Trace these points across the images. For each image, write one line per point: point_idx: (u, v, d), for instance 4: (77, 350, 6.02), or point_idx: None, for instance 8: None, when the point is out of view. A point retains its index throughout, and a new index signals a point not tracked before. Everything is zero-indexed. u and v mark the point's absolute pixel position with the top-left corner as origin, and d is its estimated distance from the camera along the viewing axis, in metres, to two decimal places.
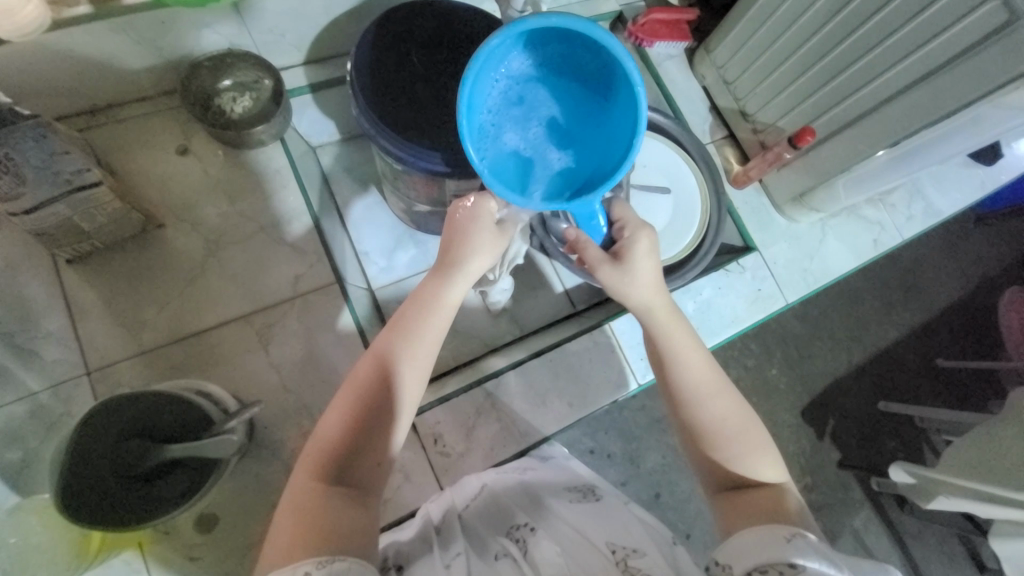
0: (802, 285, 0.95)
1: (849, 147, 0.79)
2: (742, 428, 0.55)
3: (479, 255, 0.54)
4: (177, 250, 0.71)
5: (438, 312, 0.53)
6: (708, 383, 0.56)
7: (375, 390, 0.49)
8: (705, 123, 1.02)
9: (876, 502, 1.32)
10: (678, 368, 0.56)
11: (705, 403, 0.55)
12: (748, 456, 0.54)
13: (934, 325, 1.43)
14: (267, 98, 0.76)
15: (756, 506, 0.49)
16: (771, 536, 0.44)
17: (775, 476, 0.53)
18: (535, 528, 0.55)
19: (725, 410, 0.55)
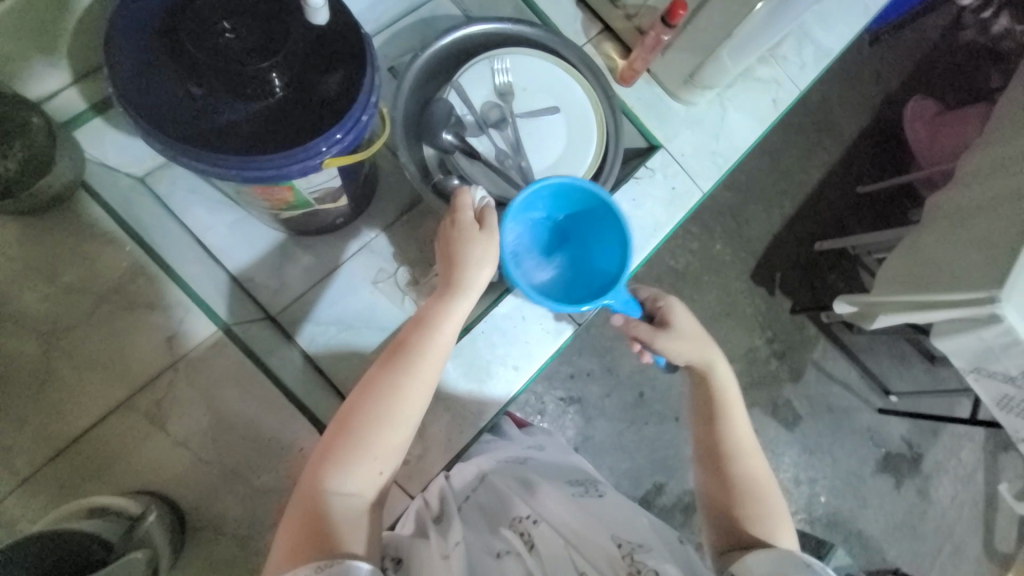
0: (714, 169, 0.91)
1: (725, 11, 0.72)
2: (764, 493, 0.63)
3: (481, 266, 0.61)
4: (9, 357, 0.60)
5: (444, 325, 0.60)
6: (751, 446, 0.67)
7: (377, 390, 0.56)
8: (575, 21, 0.90)
9: (829, 333, 1.42)
10: (727, 424, 0.67)
11: (747, 459, 0.66)
12: (776, 516, 0.62)
13: (850, 156, 1.46)
14: (43, 141, 0.60)
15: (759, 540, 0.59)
16: (788, 560, 0.53)
17: (785, 535, 0.61)
18: (538, 520, 0.59)
19: (758, 481, 0.64)
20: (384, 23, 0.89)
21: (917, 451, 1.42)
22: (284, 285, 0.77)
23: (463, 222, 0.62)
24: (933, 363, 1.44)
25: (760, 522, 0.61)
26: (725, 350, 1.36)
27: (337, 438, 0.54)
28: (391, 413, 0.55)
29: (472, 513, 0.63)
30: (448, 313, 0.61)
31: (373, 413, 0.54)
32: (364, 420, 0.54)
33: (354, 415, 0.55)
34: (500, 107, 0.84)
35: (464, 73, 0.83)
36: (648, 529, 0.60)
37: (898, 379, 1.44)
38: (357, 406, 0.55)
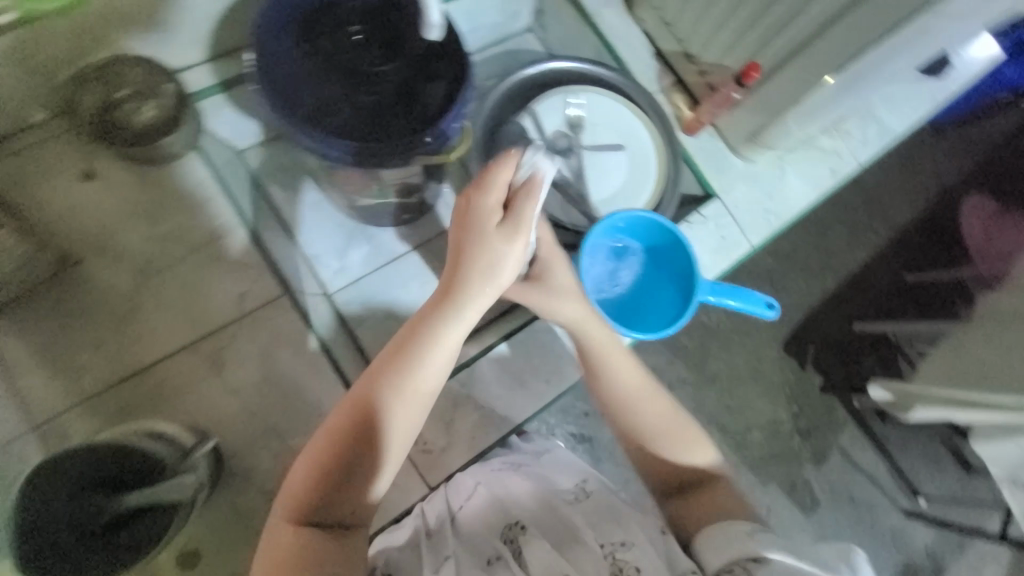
0: (765, 225, 0.94)
1: (796, 81, 0.76)
2: (673, 429, 0.61)
3: (498, 270, 0.52)
4: (103, 284, 0.66)
5: (446, 334, 0.52)
6: (638, 386, 0.62)
7: (364, 417, 0.50)
8: (650, 70, 0.96)
9: (860, 417, 1.36)
10: (606, 373, 0.62)
11: (640, 402, 0.61)
12: (677, 448, 0.61)
13: (900, 242, 1.45)
14: (172, 104, 0.69)
15: (698, 510, 0.57)
16: (733, 532, 0.51)
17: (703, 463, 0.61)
18: (525, 526, 0.60)
19: (670, 425, 0.61)
20: (472, 49, 0.97)
21: (940, 562, 1.33)
22: None
23: (485, 205, 0.52)
24: (966, 470, 1.37)
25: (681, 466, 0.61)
26: (746, 415, 1.33)
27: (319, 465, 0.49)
28: (378, 437, 0.50)
29: (471, 529, 0.63)
30: (441, 324, 0.52)
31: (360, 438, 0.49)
32: (351, 446, 0.49)
33: (338, 441, 0.49)
34: (568, 137, 0.91)
35: (540, 102, 0.90)
36: (636, 532, 0.56)
37: (927, 480, 1.37)
38: (340, 430, 0.50)
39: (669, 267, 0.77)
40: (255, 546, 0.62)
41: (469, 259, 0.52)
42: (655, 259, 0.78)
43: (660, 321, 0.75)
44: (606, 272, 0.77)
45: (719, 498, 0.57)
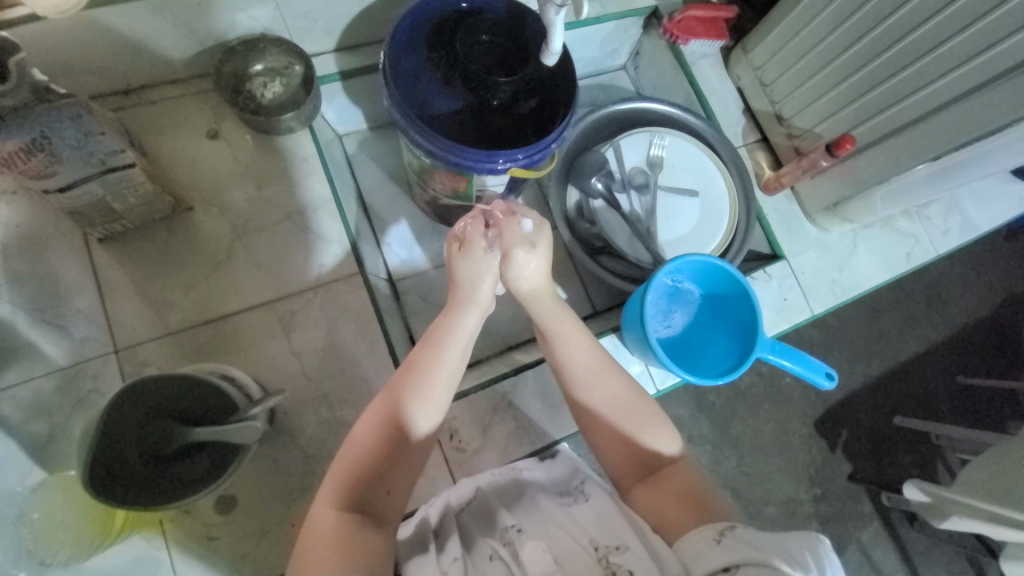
0: (829, 296, 0.92)
1: (891, 157, 0.77)
2: (633, 410, 0.61)
3: (478, 280, 0.58)
4: (205, 233, 0.72)
5: (450, 345, 0.57)
6: (596, 371, 0.62)
7: (392, 425, 0.54)
8: (737, 125, 0.98)
9: (885, 517, 1.26)
10: (565, 357, 0.62)
11: (595, 390, 0.61)
12: (644, 434, 0.60)
13: (958, 341, 1.38)
14: (297, 84, 0.75)
15: (669, 508, 0.55)
16: (703, 540, 0.49)
17: (671, 453, 0.60)
18: (523, 530, 0.55)
19: (633, 410, 0.60)
20: None
21: None
22: (411, 257, 0.85)
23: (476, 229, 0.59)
24: None
25: (647, 454, 0.59)
26: (768, 491, 1.22)
27: (352, 466, 0.53)
28: (408, 438, 0.54)
29: (469, 525, 0.60)
30: (453, 332, 0.58)
31: (391, 437, 0.53)
32: (384, 445, 0.53)
33: (372, 440, 0.53)
34: (646, 174, 0.92)
35: (625, 137, 0.92)
36: (630, 531, 0.53)
37: None
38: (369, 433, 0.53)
39: (731, 319, 0.77)
40: (289, 503, 0.65)
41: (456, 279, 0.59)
42: (716, 306, 0.79)
43: (714, 371, 0.75)
44: (666, 314, 0.78)
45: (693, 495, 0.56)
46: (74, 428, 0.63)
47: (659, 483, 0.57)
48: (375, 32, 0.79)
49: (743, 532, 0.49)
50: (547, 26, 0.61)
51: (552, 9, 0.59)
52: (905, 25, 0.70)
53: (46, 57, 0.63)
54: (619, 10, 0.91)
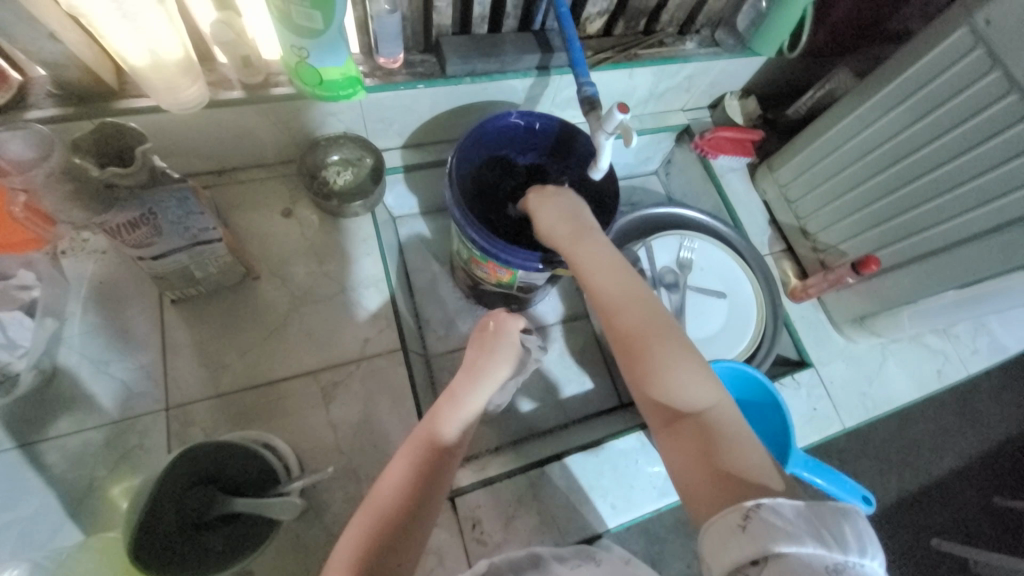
0: (861, 409, 0.91)
1: (916, 280, 0.81)
2: (660, 343, 0.56)
3: (502, 360, 0.64)
4: (265, 301, 0.78)
5: (466, 414, 0.60)
6: (623, 299, 0.59)
7: (414, 487, 0.54)
8: (764, 234, 1.04)
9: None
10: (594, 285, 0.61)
11: (619, 315, 0.59)
12: (674, 369, 0.54)
13: (996, 460, 1.31)
14: (367, 175, 0.85)
15: (690, 467, 0.50)
16: (726, 526, 0.43)
17: (702, 401, 0.53)
18: None
19: (658, 353, 0.55)
20: None
21: None
22: (447, 335, 0.88)
23: (509, 323, 0.66)
24: None
25: (673, 396, 0.53)
26: None
27: (369, 523, 0.52)
28: (430, 498, 0.55)
29: None
30: (469, 407, 0.60)
31: (415, 495, 0.54)
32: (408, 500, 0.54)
33: (394, 501, 0.53)
34: (675, 274, 0.97)
35: (657, 238, 0.98)
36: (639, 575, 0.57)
37: None
38: (394, 485, 0.54)
39: (764, 431, 0.79)
40: None
41: (478, 355, 0.64)
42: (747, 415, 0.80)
43: None
44: None
45: (710, 456, 0.49)
46: (112, 484, 0.64)
47: (682, 436, 0.51)
48: (439, 135, 0.89)
49: (769, 512, 0.42)
50: (597, 147, 0.69)
51: (603, 135, 0.67)
52: (925, 163, 0.77)
53: (163, 144, 0.74)
54: (655, 126, 1.02)
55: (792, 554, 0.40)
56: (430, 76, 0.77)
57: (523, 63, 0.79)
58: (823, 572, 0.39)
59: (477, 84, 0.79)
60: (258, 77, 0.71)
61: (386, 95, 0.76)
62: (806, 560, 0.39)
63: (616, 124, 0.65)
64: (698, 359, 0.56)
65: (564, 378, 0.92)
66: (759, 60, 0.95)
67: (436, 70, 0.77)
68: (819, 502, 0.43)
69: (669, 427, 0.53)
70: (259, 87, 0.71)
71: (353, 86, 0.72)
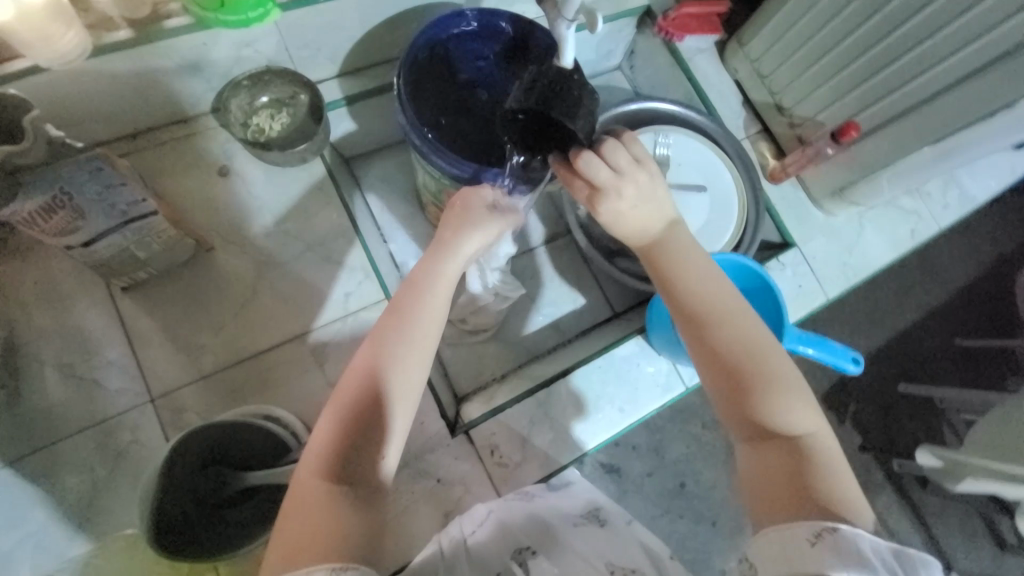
0: (842, 279, 0.94)
1: (894, 142, 0.80)
2: (764, 370, 0.52)
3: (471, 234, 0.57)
4: (228, 272, 0.72)
5: (435, 295, 0.53)
6: (729, 311, 0.54)
7: (376, 381, 0.48)
8: (739, 118, 0.99)
9: (897, 484, 1.29)
10: (690, 294, 0.55)
11: (726, 329, 0.53)
12: (776, 397, 0.51)
13: (955, 305, 1.40)
14: (305, 114, 0.73)
15: (778, 480, 0.48)
16: (792, 537, 0.44)
17: (803, 426, 0.51)
18: (537, 551, 0.51)
19: (762, 377, 0.52)
20: None
21: None
22: None
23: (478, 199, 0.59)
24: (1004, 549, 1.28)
25: (770, 414, 0.51)
26: None
27: (340, 408, 0.48)
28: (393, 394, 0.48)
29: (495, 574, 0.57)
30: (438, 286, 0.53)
31: (366, 419, 0.48)
32: (360, 425, 0.47)
33: (357, 389, 0.48)
34: None
35: None
36: (647, 563, 0.51)
37: (963, 556, 1.28)
38: (363, 374, 0.48)
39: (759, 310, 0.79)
40: None
41: (446, 232, 0.57)
42: None
43: None
44: None
45: (799, 475, 0.48)
46: (116, 481, 0.62)
47: (772, 449, 0.50)
48: (377, 55, 0.78)
49: (845, 539, 0.42)
50: (558, 40, 0.61)
51: (563, 24, 0.59)
52: (898, 15, 0.72)
53: (54, 110, 0.62)
54: (613, 12, 0.91)
55: None
56: None
57: None
58: None
59: None
60: (144, 10, 0.58)
61: (305, 12, 0.65)
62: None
63: (576, 9, 0.57)
64: (801, 383, 0.53)
65: (555, 299, 0.91)
66: None
67: None
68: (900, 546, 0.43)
69: (754, 440, 0.51)
70: (149, 23, 0.59)
71: (264, 5, 0.59)
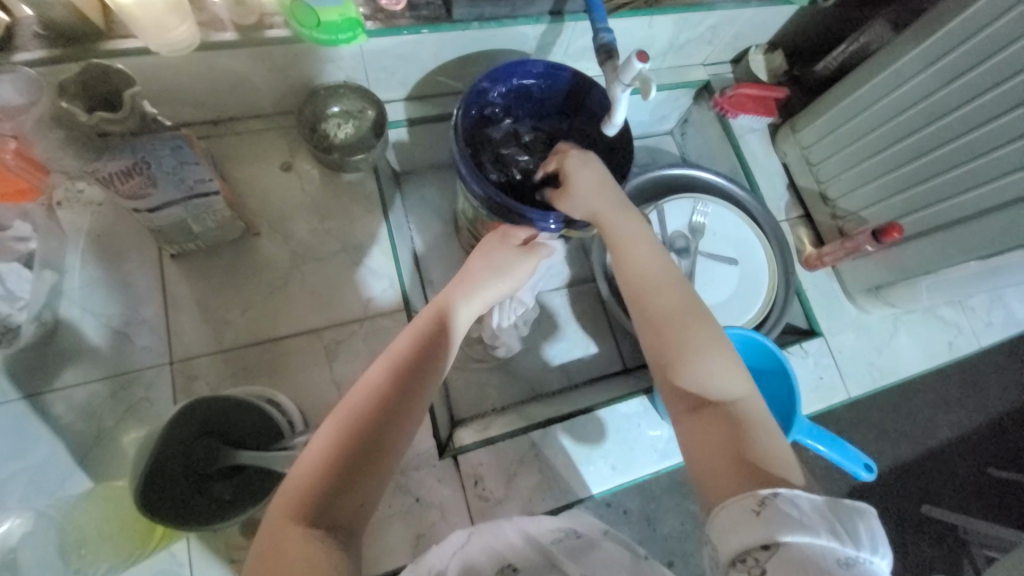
0: (867, 379, 0.90)
1: (936, 251, 0.79)
2: (688, 332, 0.54)
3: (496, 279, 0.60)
4: (267, 258, 0.76)
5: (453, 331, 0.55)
6: (657, 282, 0.58)
7: (390, 396, 0.48)
8: (781, 200, 1.00)
9: None
10: (626, 266, 0.60)
11: (648, 298, 0.57)
12: (700, 361, 0.53)
13: (993, 432, 1.31)
14: (368, 128, 0.80)
15: (715, 455, 0.48)
16: (739, 509, 0.42)
17: (730, 390, 0.51)
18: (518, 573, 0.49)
19: (689, 341, 0.54)
20: None
21: None
22: None
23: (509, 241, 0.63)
24: None
25: (701, 382, 0.52)
26: None
27: (343, 426, 0.46)
28: (401, 412, 0.48)
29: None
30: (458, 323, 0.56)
31: (388, 409, 0.47)
32: (381, 411, 0.47)
33: (369, 404, 0.47)
34: (687, 239, 0.94)
35: (669, 202, 0.94)
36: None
37: None
38: (371, 390, 0.48)
39: (769, 395, 0.79)
40: None
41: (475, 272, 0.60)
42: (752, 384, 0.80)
43: None
44: None
45: (734, 444, 0.48)
46: (120, 433, 0.65)
47: (706, 420, 0.50)
48: (444, 86, 0.84)
49: (787, 502, 0.41)
50: (612, 100, 0.65)
51: (619, 87, 0.63)
52: (955, 129, 0.72)
53: (154, 89, 0.70)
54: (670, 82, 0.95)
55: (806, 540, 0.39)
56: (435, 20, 0.71)
57: (535, 7, 0.73)
58: (835, 565, 0.38)
59: (486, 29, 0.73)
60: (251, 18, 0.66)
61: (387, 41, 0.71)
62: (820, 551, 0.39)
63: (634, 76, 0.61)
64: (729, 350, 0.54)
65: (569, 342, 0.91)
66: (790, 9, 0.88)
67: (441, 13, 0.71)
68: (835, 499, 0.43)
69: (692, 412, 0.51)
70: (252, 29, 0.66)
71: (354, 29, 0.66)
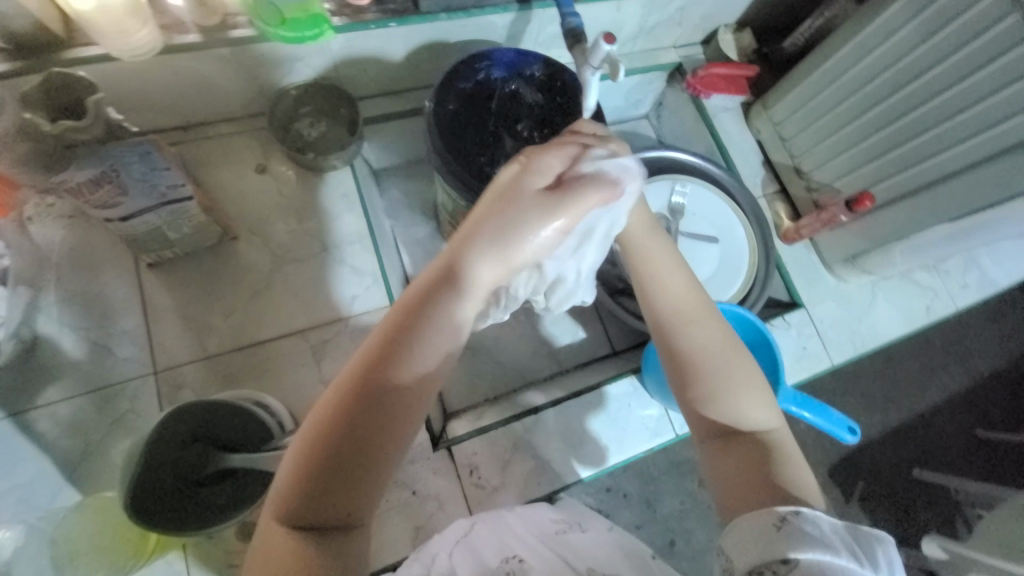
0: (849, 346, 0.92)
1: (909, 215, 0.80)
2: (725, 365, 0.53)
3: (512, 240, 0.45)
4: (247, 262, 0.76)
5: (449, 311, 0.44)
6: (693, 309, 0.54)
7: (369, 392, 0.41)
8: (758, 176, 1.01)
9: None
10: (659, 287, 0.55)
11: (687, 328, 0.54)
12: (737, 397, 0.52)
13: (975, 393, 1.34)
14: (342, 126, 0.79)
15: (744, 478, 0.50)
16: (761, 525, 0.45)
17: (764, 423, 0.52)
18: (524, 560, 0.51)
19: (723, 372, 0.53)
20: None
21: None
22: None
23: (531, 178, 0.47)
24: None
25: (734, 415, 0.52)
26: None
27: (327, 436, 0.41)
28: (386, 414, 0.42)
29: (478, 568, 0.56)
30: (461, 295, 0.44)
31: (371, 423, 0.41)
32: (355, 414, 0.41)
33: (344, 408, 0.41)
34: (668, 220, 0.94)
35: (648, 184, 0.95)
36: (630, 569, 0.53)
37: None
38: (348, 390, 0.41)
39: None
40: None
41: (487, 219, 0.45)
42: None
43: None
44: None
45: (765, 473, 0.49)
46: (107, 447, 0.65)
47: (734, 449, 0.51)
48: (416, 80, 0.84)
49: (808, 521, 0.44)
50: (583, 84, 0.66)
51: (589, 70, 0.64)
52: (921, 95, 0.74)
53: (119, 96, 0.69)
54: (642, 65, 0.96)
55: (826, 558, 0.42)
56: (403, 13, 0.71)
57: None
58: None
59: (454, 20, 0.73)
60: (214, 18, 0.65)
61: (355, 36, 0.71)
62: (838, 568, 0.42)
63: (602, 58, 0.62)
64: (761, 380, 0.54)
65: (557, 329, 0.92)
66: None
67: (409, 5, 0.71)
68: (854, 524, 0.46)
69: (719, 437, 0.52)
70: (216, 30, 0.65)
71: (319, 25, 0.65)
